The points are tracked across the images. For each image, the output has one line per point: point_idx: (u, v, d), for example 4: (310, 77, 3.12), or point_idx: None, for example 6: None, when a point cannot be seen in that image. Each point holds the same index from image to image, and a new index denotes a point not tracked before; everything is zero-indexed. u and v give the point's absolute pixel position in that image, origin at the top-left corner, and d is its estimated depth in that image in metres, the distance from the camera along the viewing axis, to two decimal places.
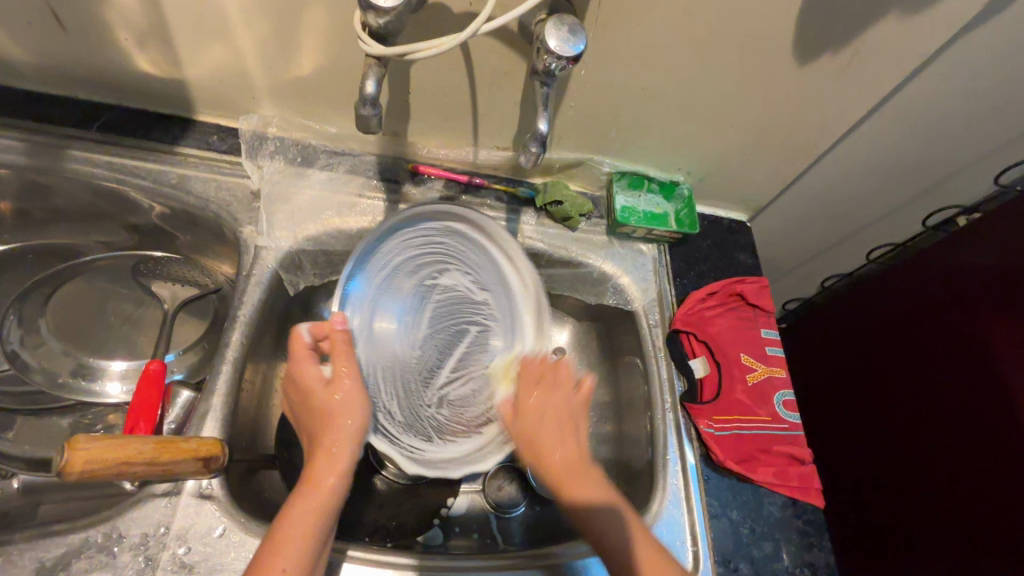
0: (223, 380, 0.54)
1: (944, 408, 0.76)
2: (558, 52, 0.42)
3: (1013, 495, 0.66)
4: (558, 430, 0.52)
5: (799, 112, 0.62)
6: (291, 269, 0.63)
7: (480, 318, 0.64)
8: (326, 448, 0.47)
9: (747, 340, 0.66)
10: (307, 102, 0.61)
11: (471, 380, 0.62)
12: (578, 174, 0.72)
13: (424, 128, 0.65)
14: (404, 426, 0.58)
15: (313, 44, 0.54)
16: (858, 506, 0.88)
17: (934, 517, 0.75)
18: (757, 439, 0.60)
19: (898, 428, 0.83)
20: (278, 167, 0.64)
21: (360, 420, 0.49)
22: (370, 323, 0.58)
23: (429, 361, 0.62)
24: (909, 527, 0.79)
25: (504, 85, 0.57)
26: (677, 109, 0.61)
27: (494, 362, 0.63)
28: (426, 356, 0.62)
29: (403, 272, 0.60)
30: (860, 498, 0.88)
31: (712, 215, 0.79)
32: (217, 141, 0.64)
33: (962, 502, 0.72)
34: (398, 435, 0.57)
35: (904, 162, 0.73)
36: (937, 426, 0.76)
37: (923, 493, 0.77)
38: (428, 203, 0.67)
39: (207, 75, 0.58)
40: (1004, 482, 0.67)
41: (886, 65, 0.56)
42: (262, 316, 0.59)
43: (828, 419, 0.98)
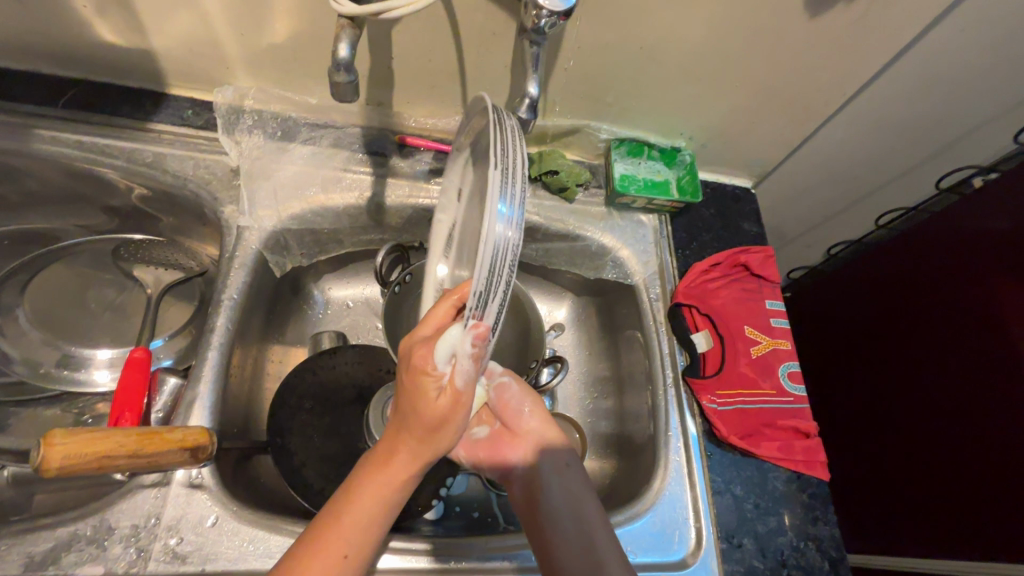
0: (208, 366, 0.51)
1: (953, 378, 0.74)
2: (549, 6, 0.38)
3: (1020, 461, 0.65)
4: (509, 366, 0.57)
5: (809, 69, 0.58)
6: (276, 250, 0.60)
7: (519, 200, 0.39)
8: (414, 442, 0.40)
9: (751, 313, 0.63)
10: (283, 71, 0.58)
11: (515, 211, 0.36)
12: (575, 142, 0.68)
13: (410, 97, 0.61)
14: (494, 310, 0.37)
15: (285, 8, 0.50)
16: (863, 477, 0.89)
17: (946, 485, 0.74)
18: (761, 413, 0.58)
19: (905, 398, 0.82)
20: (257, 143, 0.61)
21: (454, 428, 0.40)
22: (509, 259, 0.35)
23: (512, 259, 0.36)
24: (920, 495, 0.78)
25: (493, 46, 0.54)
26: (677, 69, 0.58)
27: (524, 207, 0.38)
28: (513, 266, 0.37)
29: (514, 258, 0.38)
30: (863, 468, 0.89)
31: (715, 182, 0.75)
32: (192, 116, 0.61)
33: (968, 469, 0.71)
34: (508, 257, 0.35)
35: (918, 122, 0.69)
36: (946, 396, 0.75)
37: (931, 462, 0.77)
38: (417, 176, 0.64)
39: (177, 43, 0.54)
40: (1011, 449, 0.66)
41: (902, 14, 0.52)
42: (247, 298, 0.57)
43: (830, 390, 0.98)
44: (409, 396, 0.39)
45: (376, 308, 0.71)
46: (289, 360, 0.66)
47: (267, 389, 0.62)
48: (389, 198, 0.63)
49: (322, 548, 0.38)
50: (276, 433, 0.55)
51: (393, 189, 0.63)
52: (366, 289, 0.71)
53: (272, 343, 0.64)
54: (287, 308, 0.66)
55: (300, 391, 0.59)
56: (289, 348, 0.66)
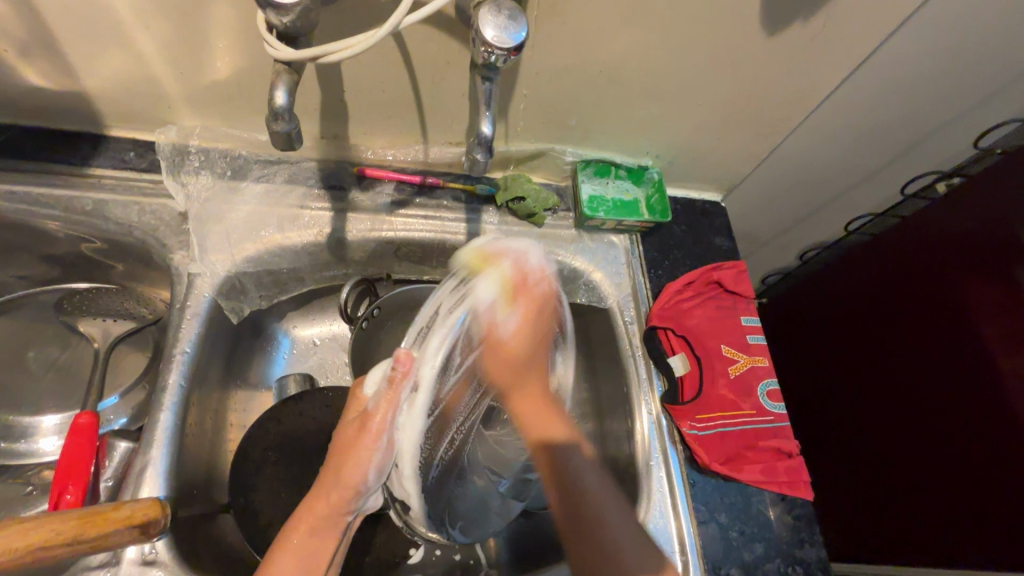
0: (161, 430, 0.48)
1: (930, 380, 0.74)
2: (496, 43, 0.37)
3: (1007, 459, 0.65)
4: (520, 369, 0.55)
5: (770, 85, 0.58)
6: (232, 296, 0.57)
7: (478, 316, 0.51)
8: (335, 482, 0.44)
9: (727, 330, 0.63)
10: (230, 109, 0.55)
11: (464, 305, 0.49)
12: (541, 165, 0.67)
13: (367, 128, 0.59)
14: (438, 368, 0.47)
15: (226, 44, 0.48)
16: (840, 485, 0.89)
17: (931, 486, 0.74)
18: (742, 435, 0.57)
19: (884, 400, 0.82)
20: (205, 183, 0.57)
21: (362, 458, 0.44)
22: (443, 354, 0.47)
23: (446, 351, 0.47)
24: (905, 496, 0.78)
25: (448, 75, 0.52)
26: (639, 89, 0.56)
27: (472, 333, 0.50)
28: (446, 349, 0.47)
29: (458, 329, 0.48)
30: (840, 475, 0.89)
31: (684, 197, 0.74)
32: (134, 158, 0.57)
33: (954, 470, 0.71)
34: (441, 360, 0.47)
35: (879, 129, 0.70)
36: (923, 397, 0.75)
37: (915, 463, 0.76)
38: (378, 210, 0.61)
39: (111, 83, 0.51)
40: (996, 448, 0.66)
41: (857, 29, 0.52)
42: (203, 349, 0.54)
43: (804, 397, 0.98)
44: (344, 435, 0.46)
45: (345, 345, 0.69)
46: (253, 407, 0.63)
47: (229, 441, 0.59)
48: (350, 233, 0.60)
49: None
50: (240, 493, 0.52)
51: (354, 224, 0.60)
52: (333, 326, 0.69)
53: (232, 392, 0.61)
54: (247, 353, 0.63)
55: (264, 444, 0.56)
56: (252, 395, 0.63)
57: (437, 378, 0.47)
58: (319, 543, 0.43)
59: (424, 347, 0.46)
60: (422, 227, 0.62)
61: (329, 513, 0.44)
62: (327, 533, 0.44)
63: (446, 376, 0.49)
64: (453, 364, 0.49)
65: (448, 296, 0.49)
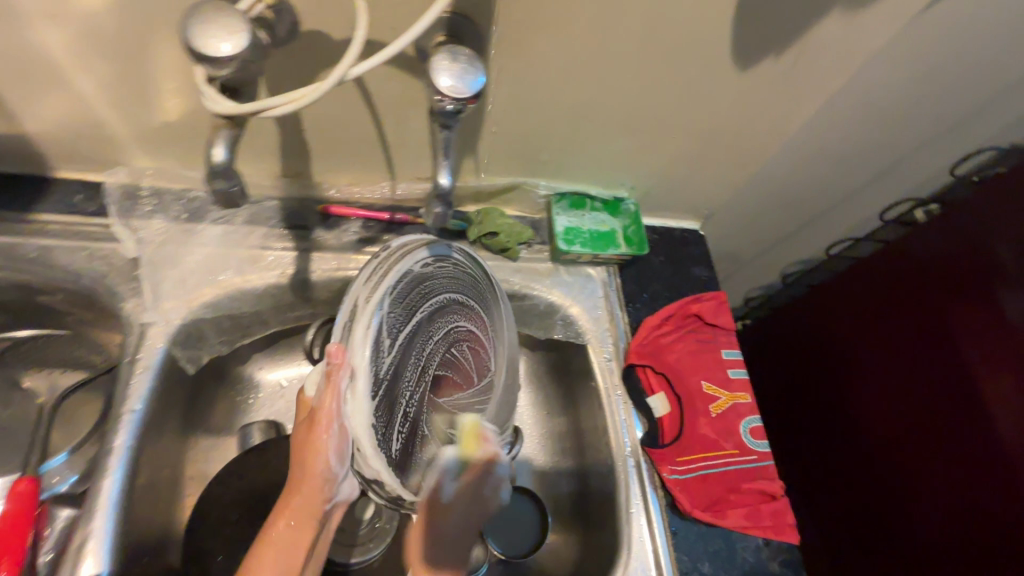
0: (104, 498, 0.45)
1: (910, 402, 0.73)
2: (451, 93, 0.35)
3: (989, 484, 0.64)
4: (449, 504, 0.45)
5: (744, 117, 0.56)
6: (188, 344, 0.54)
7: (417, 291, 0.45)
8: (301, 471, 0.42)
9: (708, 366, 0.61)
10: (184, 149, 0.53)
11: (382, 283, 0.42)
12: (514, 199, 0.65)
13: (330, 165, 0.57)
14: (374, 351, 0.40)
15: (174, 85, 0.45)
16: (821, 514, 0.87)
17: (912, 511, 0.72)
18: (725, 477, 0.56)
19: (864, 421, 0.81)
20: (159, 227, 0.55)
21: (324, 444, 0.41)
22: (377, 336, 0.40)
23: (380, 332, 0.41)
24: (886, 522, 0.76)
25: (412, 113, 0.50)
26: (610, 123, 0.55)
27: (410, 305, 0.44)
28: (378, 324, 0.40)
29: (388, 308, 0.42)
30: (822, 504, 0.87)
31: (663, 226, 0.73)
32: (82, 202, 0.54)
33: (935, 494, 0.70)
34: (379, 346, 0.40)
35: (855, 156, 0.69)
36: (904, 420, 0.74)
37: (897, 487, 0.75)
38: (345, 248, 0.58)
39: (54, 125, 0.48)
40: (978, 473, 0.65)
41: (829, 62, 0.51)
42: (155, 404, 0.50)
43: (785, 422, 0.96)
44: (303, 423, 0.43)
45: None
46: (214, 458, 0.59)
47: (185, 499, 0.56)
48: (314, 273, 0.57)
49: None
50: (194, 558, 0.49)
51: (319, 263, 0.57)
52: (300, 368, 0.66)
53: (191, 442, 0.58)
54: (208, 401, 0.60)
55: (223, 502, 0.53)
56: (213, 445, 0.60)
57: (379, 357, 0.40)
58: (302, 534, 0.43)
59: (351, 336, 0.39)
60: None
61: (307, 505, 0.43)
62: (307, 523, 0.43)
63: (383, 354, 0.41)
64: (388, 342, 0.41)
65: (364, 285, 0.42)
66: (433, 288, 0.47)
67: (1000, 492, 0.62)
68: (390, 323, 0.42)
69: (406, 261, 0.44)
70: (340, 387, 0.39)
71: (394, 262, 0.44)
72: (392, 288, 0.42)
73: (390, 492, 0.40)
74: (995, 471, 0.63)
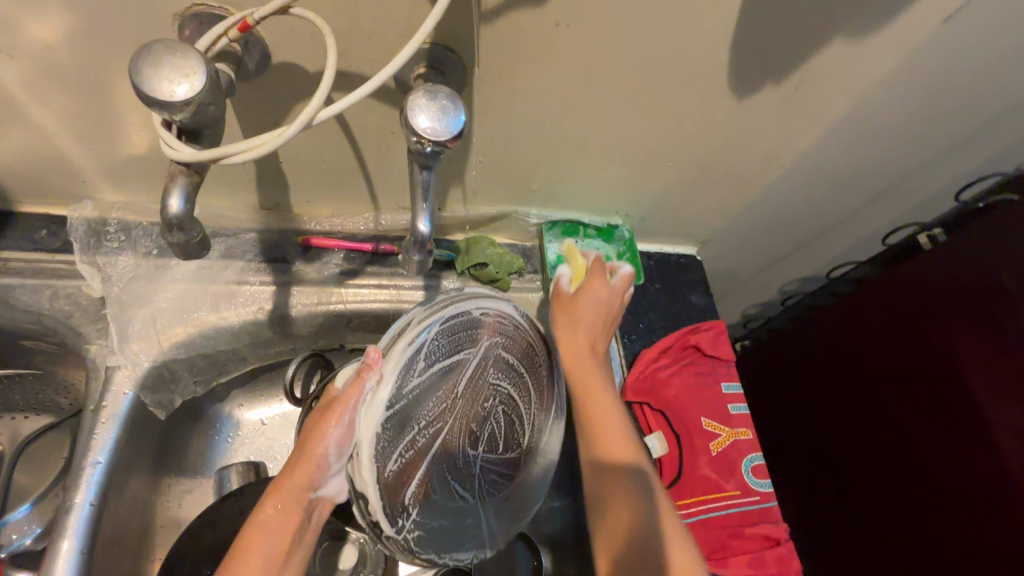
0: (63, 560, 0.42)
1: (915, 428, 0.71)
2: (432, 135, 0.32)
3: (994, 519, 0.62)
4: (581, 362, 0.51)
5: (742, 144, 0.54)
6: (159, 387, 0.51)
7: (478, 332, 0.43)
8: (299, 455, 0.39)
9: (707, 401, 0.58)
10: (154, 182, 0.50)
11: (440, 311, 0.39)
12: (505, 226, 0.62)
13: (311, 196, 0.54)
14: (403, 373, 0.37)
15: (140, 118, 0.43)
16: (823, 547, 0.85)
17: (911, 534, 0.71)
18: (728, 521, 0.53)
19: (871, 439, 0.78)
20: (127, 263, 0.52)
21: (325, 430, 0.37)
22: (414, 358, 0.38)
23: (418, 356, 0.38)
24: (883, 543, 0.75)
25: (394, 145, 0.48)
26: (603, 151, 0.52)
27: (458, 347, 0.42)
28: (419, 347, 0.38)
29: (434, 337, 0.39)
30: (823, 535, 0.85)
31: (658, 252, 0.71)
32: (47, 238, 0.51)
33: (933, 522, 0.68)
34: (411, 367, 0.38)
35: (857, 180, 0.67)
36: (909, 446, 0.72)
37: (898, 507, 0.73)
38: (325, 281, 0.55)
39: (14, 160, 0.46)
40: (981, 505, 0.63)
41: (830, 90, 0.49)
42: (121, 453, 0.47)
43: (784, 449, 0.94)
44: (318, 402, 0.40)
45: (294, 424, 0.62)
46: (188, 504, 0.56)
47: (157, 550, 0.53)
48: (294, 308, 0.54)
49: None
50: None
51: (299, 297, 0.54)
52: (281, 405, 0.62)
53: (164, 487, 0.55)
54: (182, 443, 0.57)
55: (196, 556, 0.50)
56: (189, 489, 0.57)
57: (407, 380, 0.38)
58: (290, 522, 0.39)
59: (392, 346, 0.38)
60: (375, 298, 0.56)
61: (297, 489, 0.39)
62: (292, 514, 0.39)
63: (413, 375, 0.38)
64: (422, 365, 0.39)
65: (424, 308, 0.40)
66: (491, 335, 0.44)
67: (1005, 528, 0.61)
68: (431, 353, 0.39)
69: (468, 303, 0.41)
70: (364, 388, 0.37)
71: (461, 296, 0.41)
72: (444, 323, 0.40)
73: (369, 515, 0.36)
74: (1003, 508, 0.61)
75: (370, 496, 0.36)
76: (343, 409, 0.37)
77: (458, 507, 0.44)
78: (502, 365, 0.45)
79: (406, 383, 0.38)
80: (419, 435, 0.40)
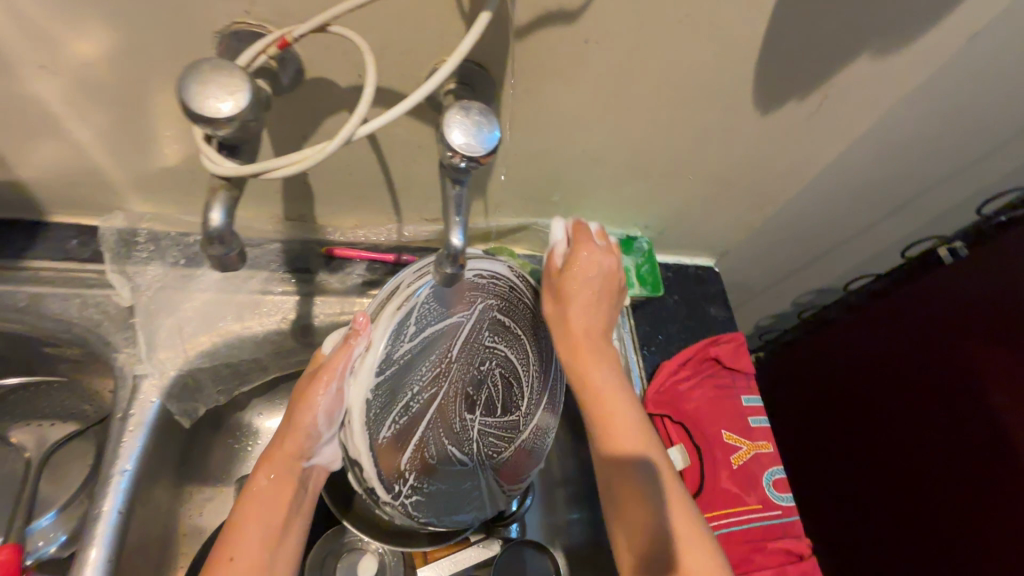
0: (90, 567, 0.42)
1: (925, 434, 0.72)
2: (465, 151, 0.33)
3: (994, 530, 0.63)
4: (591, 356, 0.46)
5: (764, 159, 0.55)
6: (184, 396, 0.52)
7: (470, 297, 0.43)
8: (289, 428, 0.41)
9: (727, 414, 0.58)
10: (183, 195, 0.51)
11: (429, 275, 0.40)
12: (524, 238, 0.63)
13: (335, 208, 0.55)
14: (392, 342, 0.40)
15: (173, 132, 0.44)
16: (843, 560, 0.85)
17: (929, 549, 0.71)
18: (749, 535, 0.53)
19: (880, 439, 0.79)
20: (155, 273, 0.53)
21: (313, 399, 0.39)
22: (403, 327, 0.40)
23: (408, 325, 0.40)
24: (884, 539, 0.78)
25: (420, 158, 0.49)
26: (624, 165, 0.53)
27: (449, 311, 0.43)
28: (409, 315, 0.40)
29: (424, 306, 0.41)
30: (842, 548, 0.85)
31: (676, 263, 0.71)
32: (77, 248, 0.52)
33: (931, 522, 0.70)
34: (401, 337, 0.40)
35: (877, 193, 0.67)
36: (916, 449, 0.73)
37: (907, 514, 0.74)
38: (348, 291, 0.57)
39: (48, 173, 0.46)
40: (996, 519, 0.63)
41: (853, 106, 0.49)
42: (147, 462, 0.48)
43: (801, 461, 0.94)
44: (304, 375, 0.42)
45: None
46: (210, 512, 0.57)
47: (180, 557, 0.53)
48: (317, 317, 0.55)
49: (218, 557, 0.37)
50: None
51: (322, 307, 0.55)
52: None
53: (187, 496, 0.55)
54: (204, 451, 0.57)
55: None
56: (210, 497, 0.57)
57: (397, 347, 0.40)
58: (284, 492, 0.41)
59: (381, 312, 0.39)
60: None
61: (288, 457, 0.41)
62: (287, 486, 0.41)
63: (402, 341, 0.41)
64: (412, 331, 0.41)
65: (414, 271, 0.40)
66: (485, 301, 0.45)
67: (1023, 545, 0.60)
68: (421, 318, 0.41)
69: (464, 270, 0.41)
70: (353, 355, 0.39)
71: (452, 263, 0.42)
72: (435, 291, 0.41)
73: (367, 482, 0.41)
74: (1005, 518, 0.62)
75: (365, 463, 0.40)
76: (332, 375, 0.39)
77: (457, 469, 0.47)
78: (493, 330, 0.47)
79: (395, 350, 0.40)
80: (409, 397, 0.44)
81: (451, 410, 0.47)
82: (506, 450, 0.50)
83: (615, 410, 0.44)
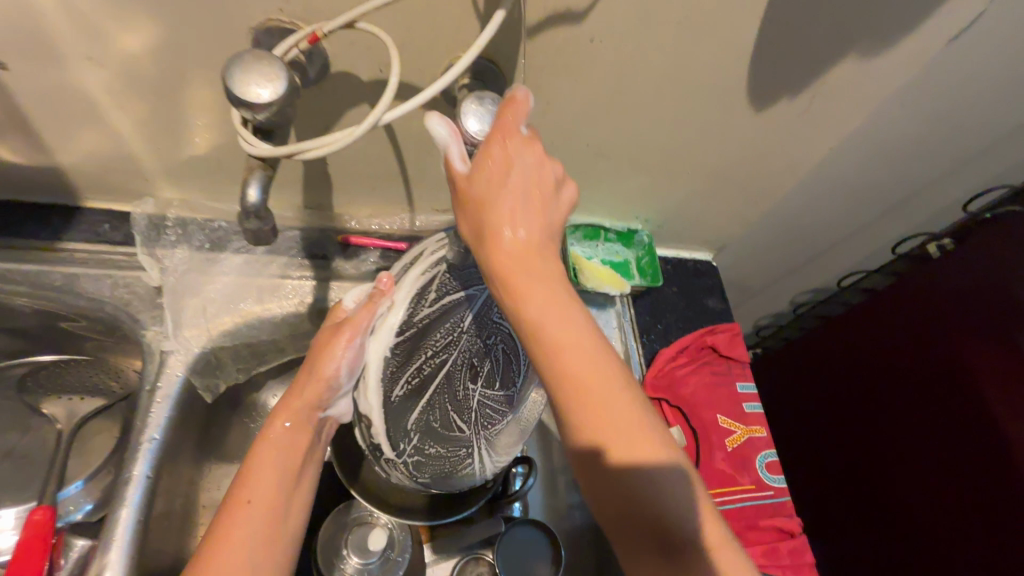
0: (122, 525, 0.45)
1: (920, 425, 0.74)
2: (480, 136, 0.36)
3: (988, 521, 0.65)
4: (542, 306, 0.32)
5: (758, 155, 0.57)
6: (207, 372, 0.55)
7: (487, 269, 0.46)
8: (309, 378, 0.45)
9: (723, 399, 0.61)
10: (210, 182, 0.54)
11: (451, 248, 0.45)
12: None
13: (351, 197, 0.58)
14: (416, 302, 0.43)
15: (206, 121, 0.47)
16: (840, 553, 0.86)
17: (924, 541, 0.73)
18: (743, 513, 0.56)
19: (876, 433, 0.81)
20: (182, 256, 0.56)
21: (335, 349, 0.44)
22: (426, 290, 0.44)
23: (431, 288, 0.44)
24: (882, 528, 0.79)
25: (433, 149, 0.52)
26: (626, 159, 0.56)
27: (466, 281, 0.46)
28: (433, 280, 0.44)
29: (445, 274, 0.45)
30: (838, 542, 0.87)
31: (675, 257, 0.74)
32: (109, 231, 0.55)
33: (929, 511, 0.72)
34: (424, 298, 0.44)
35: (868, 191, 0.70)
36: (911, 439, 0.75)
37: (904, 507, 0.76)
38: (363, 277, 0.60)
39: (86, 159, 0.50)
40: (991, 511, 0.65)
41: (842, 104, 0.52)
42: (173, 432, 0.51)
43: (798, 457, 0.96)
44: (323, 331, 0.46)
45: None
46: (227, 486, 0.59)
47: (199, 528, 0.56)
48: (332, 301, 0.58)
49: (235, 497, 0.40)
50: None
51: (337, 292, 0.59)
52: None
53: (206, 469, 0.58)
54: (223, 428, 0.60)
55: None
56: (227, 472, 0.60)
57: (420, 308, 0.44)
58: (299, 439, 0.44)
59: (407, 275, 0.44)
60: None
61: (306, 407, 0.45)
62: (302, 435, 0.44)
63: (424, 304, 0.44)
64: (433, 297, 0.45)
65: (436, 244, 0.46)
66: None
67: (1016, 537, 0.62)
68: (443, 284, 0.45)
69: None
70: (377, 310, 0.43)
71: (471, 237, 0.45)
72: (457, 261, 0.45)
73: (374, 436, 0.44)
74: (999, 505, 0.64)
75: (376, 415, 0.43)
76: (355, 327, 0.44)
77: (456, 437, 0.47)
78: None
79: (417, 311, 0.44)
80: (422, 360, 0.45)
81: (456, 378, 0.47)
82: (501, 424, 0.49)
83: (601, 388, 0.31)
